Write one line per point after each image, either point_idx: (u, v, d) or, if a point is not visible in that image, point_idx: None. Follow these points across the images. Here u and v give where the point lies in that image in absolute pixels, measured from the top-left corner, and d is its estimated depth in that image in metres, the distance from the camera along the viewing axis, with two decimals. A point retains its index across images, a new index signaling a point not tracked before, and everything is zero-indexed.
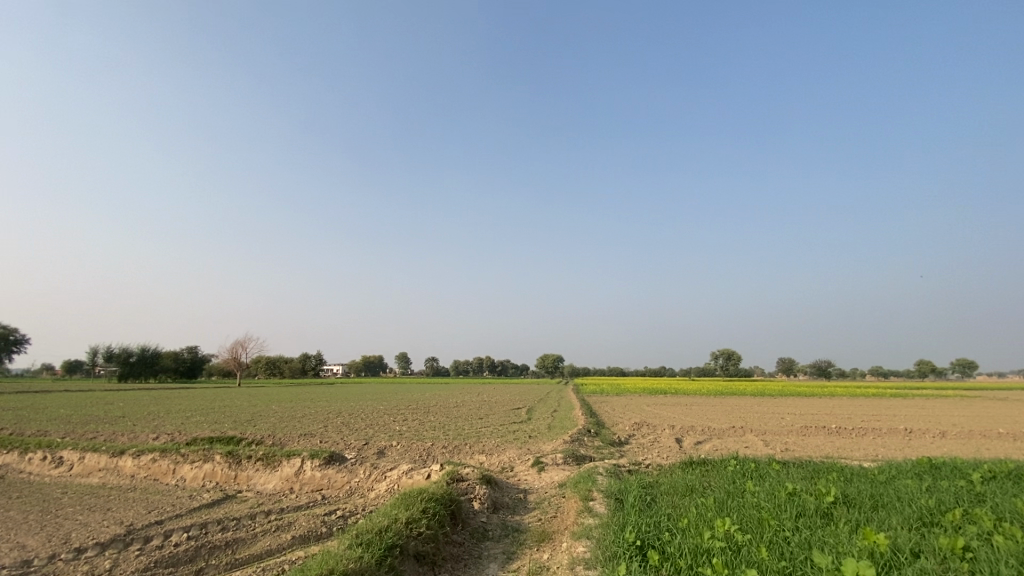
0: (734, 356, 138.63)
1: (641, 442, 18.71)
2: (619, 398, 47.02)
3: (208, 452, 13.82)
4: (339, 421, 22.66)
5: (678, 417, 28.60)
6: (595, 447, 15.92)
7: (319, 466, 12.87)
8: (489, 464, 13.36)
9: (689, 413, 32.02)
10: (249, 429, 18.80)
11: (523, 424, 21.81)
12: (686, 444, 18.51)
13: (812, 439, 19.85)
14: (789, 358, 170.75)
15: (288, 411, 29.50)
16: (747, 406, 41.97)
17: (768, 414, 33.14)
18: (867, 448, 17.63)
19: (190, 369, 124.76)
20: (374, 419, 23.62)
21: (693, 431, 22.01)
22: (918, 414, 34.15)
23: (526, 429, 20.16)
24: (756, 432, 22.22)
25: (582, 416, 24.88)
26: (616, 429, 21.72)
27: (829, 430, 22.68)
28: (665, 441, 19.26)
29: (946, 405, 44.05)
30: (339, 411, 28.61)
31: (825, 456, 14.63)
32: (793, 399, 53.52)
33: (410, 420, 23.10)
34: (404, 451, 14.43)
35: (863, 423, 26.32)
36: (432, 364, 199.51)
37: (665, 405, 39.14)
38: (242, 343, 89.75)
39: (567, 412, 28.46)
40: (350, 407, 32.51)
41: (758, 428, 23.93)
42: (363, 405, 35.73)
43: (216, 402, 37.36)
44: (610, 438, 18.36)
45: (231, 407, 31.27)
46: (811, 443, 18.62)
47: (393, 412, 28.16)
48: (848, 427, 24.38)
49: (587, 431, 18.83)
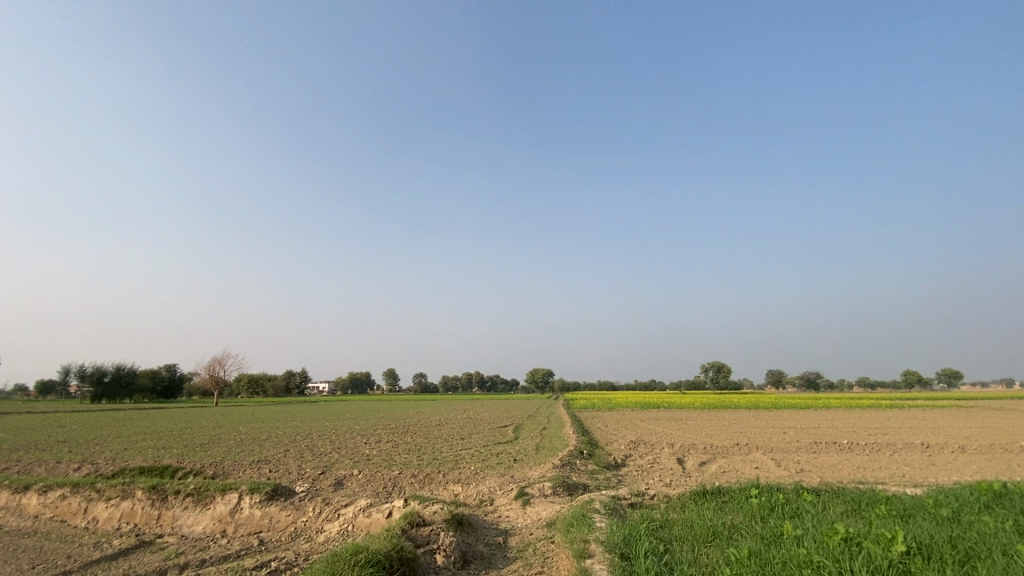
0: (725, 370, 137.74)
1: (640, 465, 16.71)
2: (612, 414, 45.03)
3: (128, 486, 11.62)
4: (303, 445, 20.38)
5: (675, 433, 26.76)
6: (588, 473, 13.90)
7: (259, 503, 10.68)
8: (465, 497, 11.27)
9: (686, 429, 30.19)
10: (195, 456, 16.53)
11: (507, 445, 19.75)
12: (691, 466, 16.56)
13: (826, 457, 18.04)
14: (778, 371, 170.74)
15: (252, 433, 27.05)
16: (745, 420, 40.22)
17: (769, 429, 31.41)
18: (889, 468, 15.85)
19: (168, 390, 120.34)
20: (344, 441, 21.37)
21: (694, 450, 20.13)
22: (924, 426, 32.69)
23: (511, 450, 18.12)
24: (763, 450, 20.38)
25: (572, 434, 22.95)
26: (611, 448, 19.79)
27: (840, 446, 20.93)
28: (666, 462, 17.29)
29: (947, 416, 42.79)
30: (309, 433, 26.28)
31: (851, 480, 12.78)
32: (789, 411, 52.08)
33: (384, 442, 20.91)
34: (365, 481, 12.29)
35: (872, 437, 24.69)
36: (421, 381, 195.52)
37: (659, 420, 37.30)
38: (222, 362, 86.28)
39: (557, 430, 26.46)
40: (322, 427, 30.13)
41: (764, 445, 22.08)
42: (338, 424, 33.30)
43: (179, 424, 34.70)
44: (605, 460, 16.38)
45: (191, 430, 28.68)
46: (827, 463, 16.78)
47: (368, 432, 25.92)
48: (859, 442, 22.68)
49: (579, 453, 16.88)
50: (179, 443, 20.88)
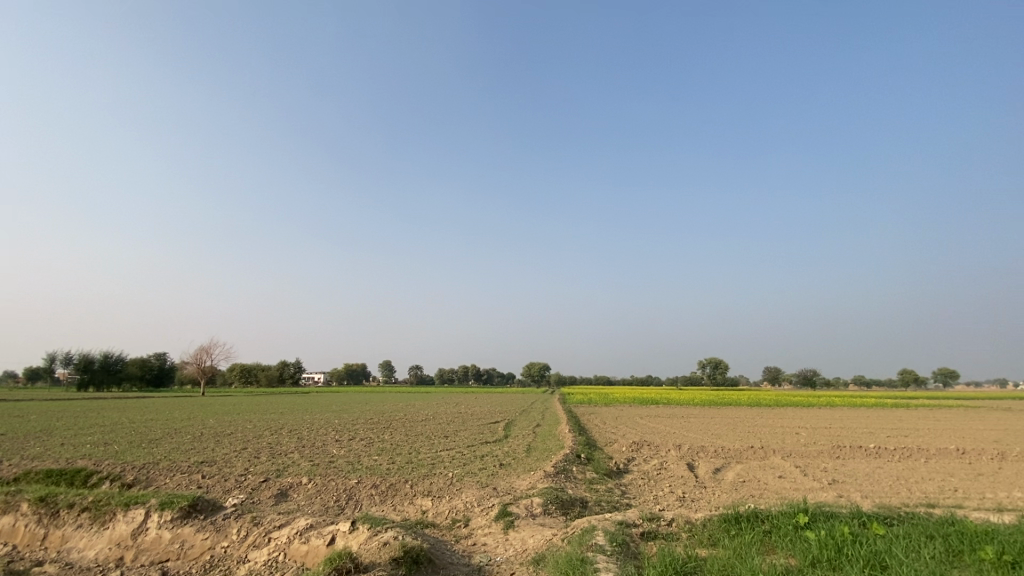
0: (722, 366, 135.83)
1: (645, 471, 14.51)
2: (610, 410, 43.01)
3: (16, 496, 9.38)
4: (265, 442, 18.08)
5: (679, 433, 24.55)
6: (587, 484, 11.66)
7: (170, 522, 8.43)
8: (434, 517, 9.00)
9: (690, 428, 28.03)
10: (129, 457, 14.20)
11: (495, 445, 17.47)
12: (705, 474, 14.35)
13: (857, 465, 15.81)
14: (775, 368, 169.32)
15: (217, 426, 24.69)
16: (750, 418, 38.03)
17: (778, 429, 29.22)
18: (937, 480, 13.62)
19: (156, 378, 118.30)
20: (312, 439, 19.07)
21: (705, 454, 17.91)
22: (943, 427, 30.61)
23: (498, 452, 15.84)
24: (781, 454, 18.19)
25: (567, 434, 20.74)
26: (611, 451, 17.52)
27: (867, 451, 18.71)
28: (676, 468, 15.06)
29: (960, 417, 40.72)
30: (279, 427, 23.99)
31: (907, 499, 10.54)
32: (794, 410, 49.97)
33: (356, 440, 18.61)
34: (315, 493, 10.03)
35: (897, 441, 22.48)
36: (416, 374, 193.38)
37: (660, 419, 35.04)
38: (210, 351, 84.26)
39: (551, 428, 24.23)
40: (297, 421, 27.79)
41: (781, 449, 19.83)
42: (316, 417, 30.98)
43: (146, 415, 32.34)
44: (605, 466, 14.15)
45: (154, 422, 26.44)
46: (860, 473, 14.57)
47: (344, 428, 23.64)
48: (885, 446, 20.48)
49: (576, 457, 14.60)
50: (126, 438, 18.58)
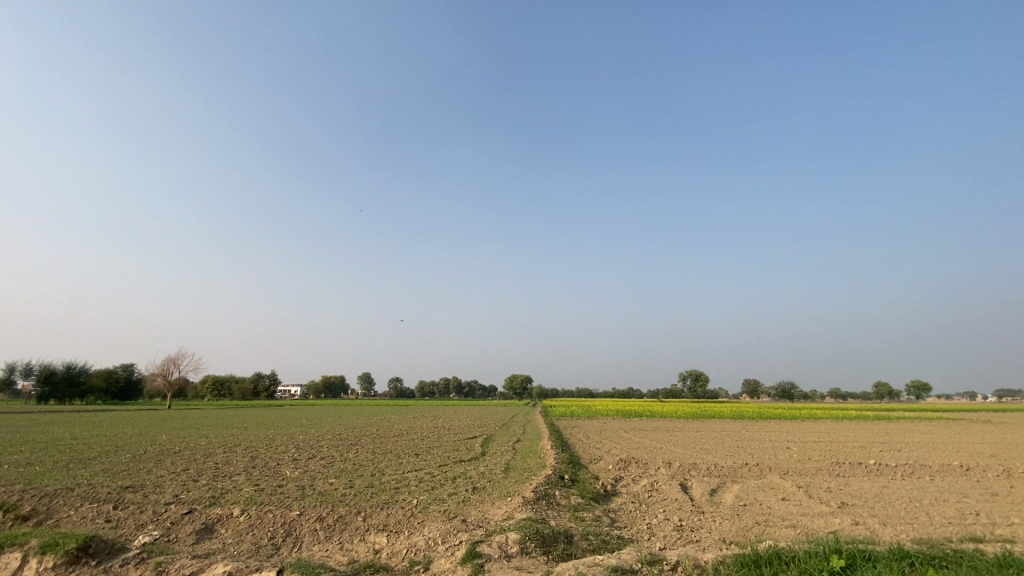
0: (702, 379, 135.84)
1: (636, 494, 13.03)
2: (593, 423, 41.55)
3: None
4: (211, 462, 16.12)
5: (668, 449, 23.14)
6: (571, 513, 10.15)
7: (49, 572, 6.68)
8: (387, 558, 7.39)
9: (677, 444, 26.67)
10: (41, 482, 12.19)
11: (470, 465, 15.81)
12: (701, 497, 12.91)
13: (862, 485, 14.56)
14: (754, 381, 170.59)
15: (166, 443, 22.49)
16: (736, 432, 36.99)
17: (767, 444, 28.08)
18: (953, 503, 12.43)
19: (121, 391, 113.14)
20: (267, 458, 17.13)
21: (698, 474, 16.50)
22: (931, 441, 29.89)
23: (472, 473, 14.20)
24: (778, 473, 16.89)
25: (549, 451, 19.16)
26: (597, 471, 15.99)
27: (868, 468, 17.53)
28: (669, 490, 13.60)
29: (943, 430, 40.24)
30: (235, 445, 21.89)
31: (937, 531, 9.24)
32: (777, 423, 49.19)
33: (316, 460, 16.74)
34: (248, 529, 8.33)
35: (894, 456, 21.44)
36: (395, 386, 189.61)
37: (645, 433, 33.68)
38: (176, 361, 80.65)
39: (532, 444, 22.62)
40: (257, 437, 25.63)
41: (778, 466, 18.53)
42: (280, 433, 28.81)
43: (93, 430, 29.70)
44: (591, 489, 12.65)
45: (97, 439, 24.05)
46: (869, 495, 13.28)
47: (307, 445, 21.66)
48: (884, 462, 19.36)
49: (560, 479, 13.07)
50: (52, 459, 16.40)
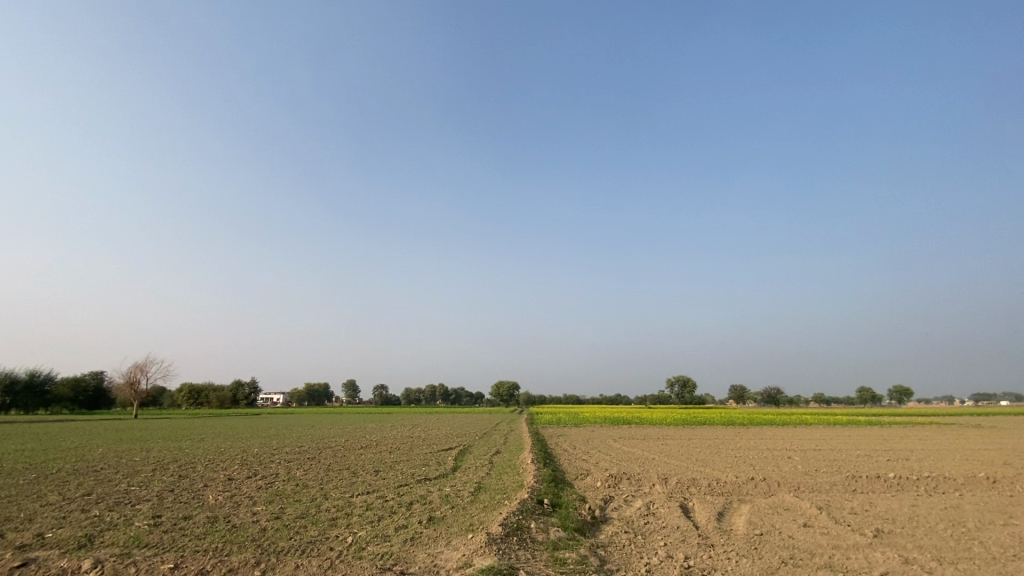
0: (689, 385, 134.41)
1: (628, 521, 10.78)
2: (580, 432, 39.29)
3: None
4: (125, 486, 13.49)
5: (661, 462, 20.91)
6: (548, 555, 7.91)
7: None
8: None
9: (671, 454, 24.47)
10: None
11: (432, 485, 13.43)
12: (707, 525, 10.67)
13: (890, 505, 12.46)
14: (740, 387, 170.28)
15: (94, 459, 19.71)
16: (729, 440, 34.88)
17: (766, 453, 26.00)
18: (1006, 528, 10.42)
19: (91, 400, 108.33)
20: (196, 479, 14.57)
21: (699, 492, 14.30)
22: (937, 448, 28.06)
23: (431, 496, 11.84)
24: (789, 490, 14.77)
25: (530, 465, 16.80)
26: (584, 490, 13.72)
27: (888, 483, 15.52)
28: (668, 515, 11.38)
29: (942, 436, 38.67)
30: (174, 461, 19.18)
31: None
32: (771, 429, 47.30)
33: (253, 481, 14.21)
34: None
35: (909, 468, 19.43)
36: (379, 393, 184.93)
37: (636, 443, 31.41)
38: (146, 367, 76.71)
39: (511, 457, 20.25)
40: (205, 451, 22.86)
41: (786, 481, 16.44)
42: (237, 445, 26.05)
43: (26, 444, 26.64)
44: (575, 516, 10.39)
45: (18, 454, 21.13)
46: (903, 519, 11.18)
47: (257, 461, 19.10)
48: (903, 475, 17.32)
49: (538, 504, 10.79)
50: None
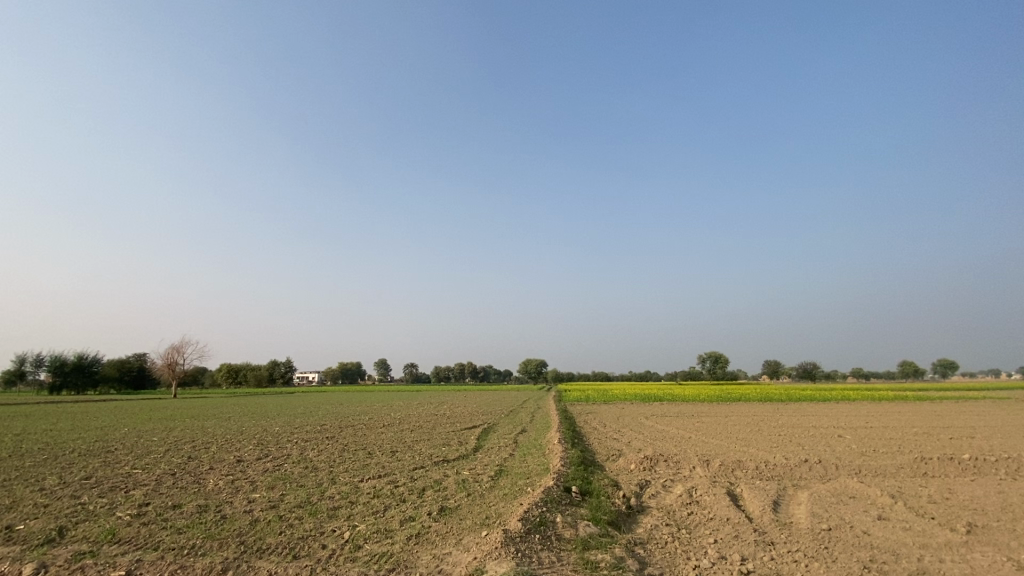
0: (722, 360, 131.17)
1: (670, 513, 9.39)
2: (610, 409, 38.09)
3: None
4: (129, 468, 12.81)
5: (699, 442, 19.37)
6: (578, 557, 6.61)
7: None
8: None
9: (708, 433, 22.88)
10: None
11: (448, 469, 12.33)
12: (764, 518, 9.14)
13: (976, 493, 10.69)
14: (774, 362, 165.51)
15: (116, 439, 19.50)
16: (769, 417, 32.92)
17: (811, 431, 24.12)
18: None
19: (137, 380, 112.71)
20: (204, 461, 13.84)
21: (746, 477, 12.78)
22: (1005, 426, 25.49)
23: (446, 482, 10.71)
24: (848, 474, 13.10)
25: (556, 446, 15.54)
26: (617, 475, 12.40)
27: (963, 466, 13.64)
28: (714, 504, 9.95)
29: (1004, 411, 35.67)
30: (191, 441, 18.73)
31: None
32: (812, 405, 44.91)
33: (262, 463, 13.39)
34: None
35: (981, 448, 17.35)
36: (409, 371, 186.99)
37: (669, 420, 29.88)
38: (183, 349, 78.59)
39: (537, 437, 19.09)
40: (226, 431, 22.48)
41: (843, 463, 14.71)
42: (259, 425, 25.70)
43: (58, 423, 26.87)
44: (607, 505, 9.07)
45: (45, 434, 21.06)
46: (996, 509, 9.43)
47: (273, 441, 18.48)
48: (978, 456, 15.33)
49: (565, 492, 9.51)
50: None
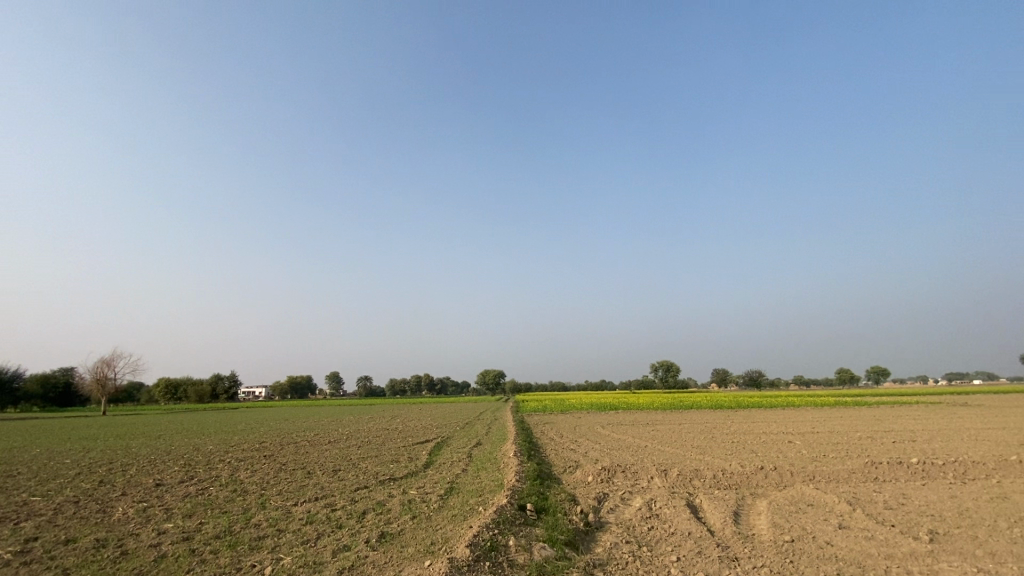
0: (674, 369, 134.48)
1: (631, 529, 8.85)
2: (568, 419, 37.97)
3: None
4: (22, 496, 11.14)
5: (656, 451, 19.12)
6: None
7: None
8: None
9: (664, 441, 22.78)
10: None
11: (394, 487, 11.40)
12: (726, 531, 8.78)
13: (929, 498, 10.78)
14: (723, 371, 171.37)
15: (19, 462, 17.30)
16: (722, 425, 33.38)
17: (763, 438, 24.47)
18: None
19: (60, 396, 103.63)
20: (115, 486, 12.25)
21: (704, 487, 12.50)
22: (938, 429, 26.79)
23: (391, 503, 9.81)
24: (804, 480, 13.09)
25: (511, 459, 14.82)
26: (574, 488, 11.85)
27: (911, 470, 13.91)
28: (675, 517, 9.52)
29: (935, 416, 37.72)
30: (106, 463, 16.80)
31: None
32: (762, 413, 46.11)
33: (184, 487, 11.98)
34: None
35: (923, 452, 17.93)
36: (363, 384, 182.13)
37: (626, 430, 29.74)
38: (111, 360, 72.69)
39: (492, 450, 18.28)
40: (151, 451, 20.45)
41: (797, 470, 14.74)
42: (191, 443, 23.63)
43: None
44: (565, 523, 8.45)
45: None
46: (951, 515, 9.47)
47: (201, 461, 16.81)
48: (921, 460, 15.76)
49: (521, 511, 8.83)
50: None
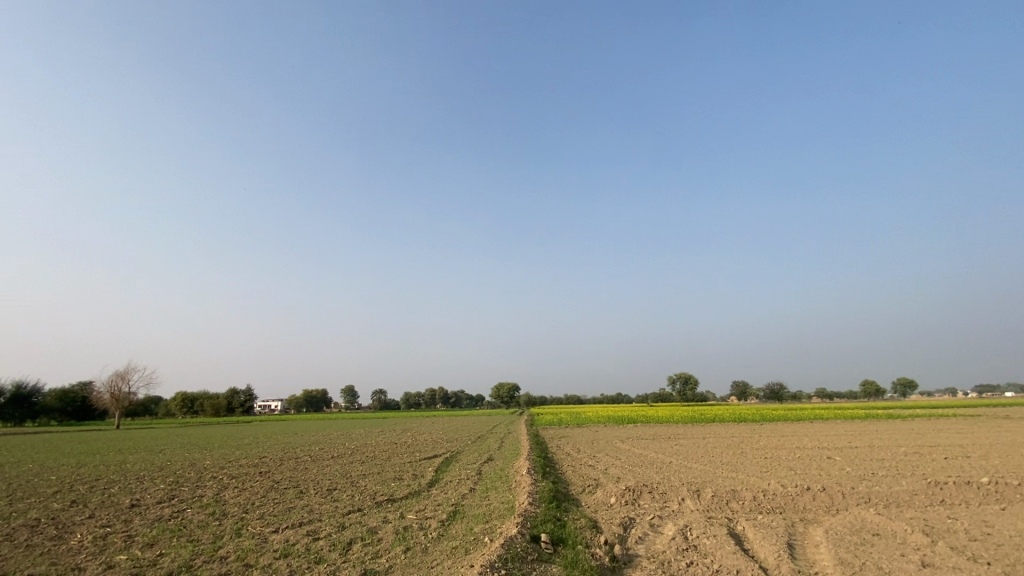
0: (693, 381, 131.10)
1: (666, 566, 7.33)
2: (585, 433, 36.25)
3: None
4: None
5: (685, 468, 17.41)
6: None
7: None
8: None
9: (691, 458, 21.02)
10: None
11: (390, 511, 10.03)
12: (783, 569, 7.23)
13: (1017, 526, 9.10)
14: (743, 383, 167.08)
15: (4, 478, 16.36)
16: (750, 439, 31.36)
17: (798, 454, 22.55)
18: None
19: (78, 410, 104.23)
20: (89, 507, 11.13)
21: (746, 511, 10.88)
22: (990, 444, 24.61)
23: (383, 530, 8.45)
24: (860, 504, 11.40)
25: (524, 478, 13.33)
26: (595, 512, 10.35)
27: (982, 492, 12.14)
28: (718, 551, 7.98)
29: (978, 429, 35.25)
30: (92, 480, 15.76)
31: None
32: (789, 426, 43.81)
33: (160, 508, 10.79)
34: None
35: (986, 469, 16.01)
36: (377, 399, 181.43)
37: (648, 444, 27.95)
38: (125, 373, 72.50)
39: (504, 467, 16.76)
40: (145, 467, 19.38)
41: (848, 490, 13.01)
42: (190, 458, 22.57)
43: None
44: (586, 559, 6.98)
45: None
46: None
47: (191, 478, 15.65)
48: (990, 479, 13.88)
49: (533, 543, 7.38)
50: None
